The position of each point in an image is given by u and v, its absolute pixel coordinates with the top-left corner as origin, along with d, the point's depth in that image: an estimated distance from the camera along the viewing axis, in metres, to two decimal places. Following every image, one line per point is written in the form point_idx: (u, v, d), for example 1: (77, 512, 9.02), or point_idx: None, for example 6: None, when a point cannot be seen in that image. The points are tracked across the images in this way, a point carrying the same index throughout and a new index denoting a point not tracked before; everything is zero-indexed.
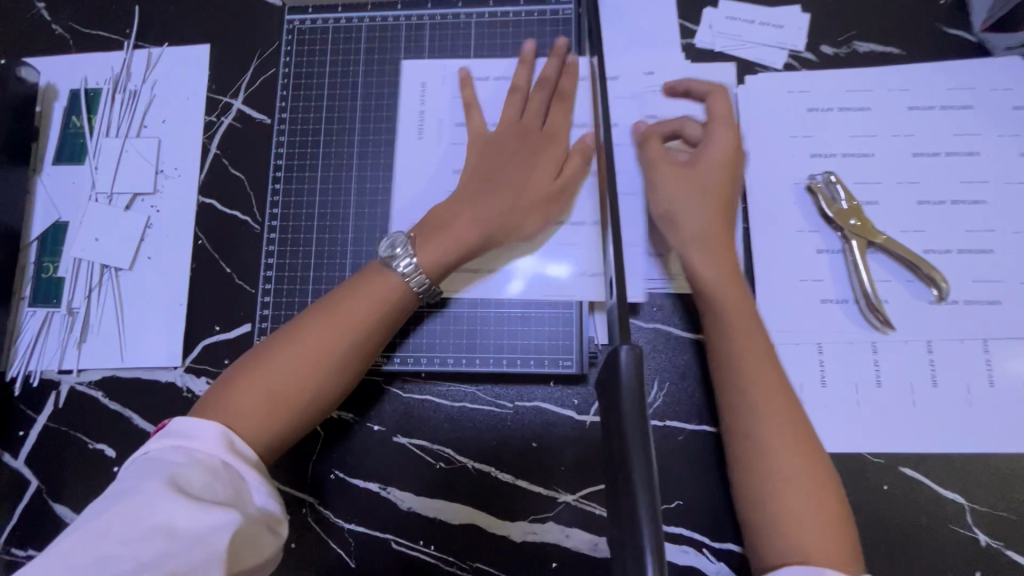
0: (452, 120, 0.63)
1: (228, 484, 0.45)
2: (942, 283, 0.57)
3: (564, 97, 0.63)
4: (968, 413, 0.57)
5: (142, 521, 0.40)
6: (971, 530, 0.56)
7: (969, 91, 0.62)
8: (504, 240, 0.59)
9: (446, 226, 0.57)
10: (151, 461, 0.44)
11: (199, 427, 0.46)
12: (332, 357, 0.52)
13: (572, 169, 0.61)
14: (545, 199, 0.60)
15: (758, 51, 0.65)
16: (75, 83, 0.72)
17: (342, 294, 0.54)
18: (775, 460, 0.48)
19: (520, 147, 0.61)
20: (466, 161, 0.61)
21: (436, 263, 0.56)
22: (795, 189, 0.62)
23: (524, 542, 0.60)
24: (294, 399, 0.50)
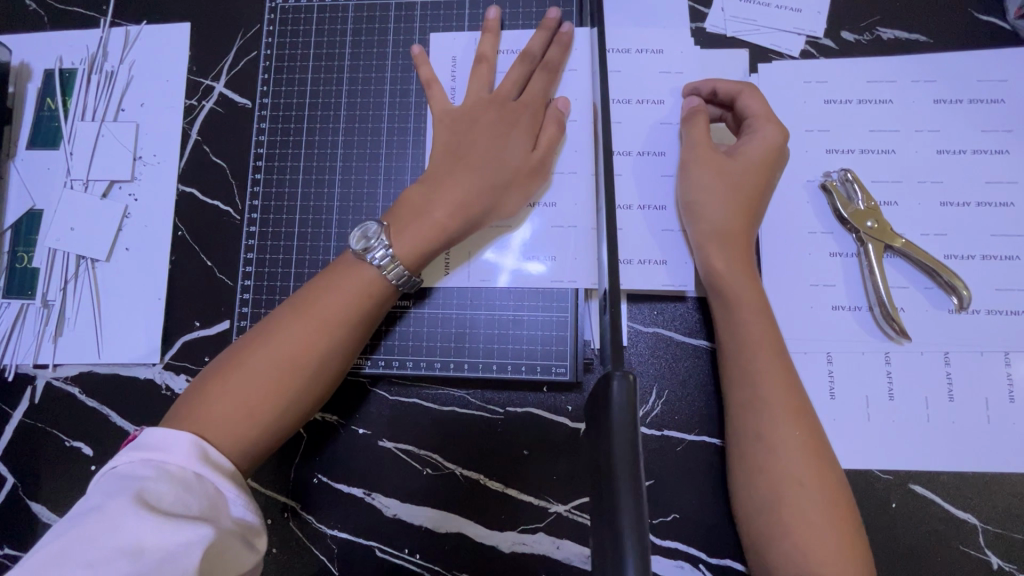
0: (438, 96, 0.60)
1: (203, 498, 0.42)
2: (963, 291, 0.53)
3: (546, 67, 0.59)
4: (985, 430, 0.53)
5: (109, 541, 0.38)
6: (982, 552, 0.53)
7: (1000, 83, 0.58)
8: (482, 219, 0.55)
9: (422, 214, 0.53)
10: (121, 476, 0.42)
11: (169, 437, 0.44)
12: (308, 357, 0.49)
13: (548, 138, 0.57)
14: (524, 173, 0.56)
15: (773, 37, 0.61)
16: (50, 63, 0.69)
17: (317, 289, 0.51)
18: (778, 463, 0.46)
19: (494, 121, 0.56)
20: (449, 138, 0.57)
21: (413, 251, 0.52)
22: (808, 188, 0.58)
23: (513, 552, 0.57)
24: (267, 404, 0.47)
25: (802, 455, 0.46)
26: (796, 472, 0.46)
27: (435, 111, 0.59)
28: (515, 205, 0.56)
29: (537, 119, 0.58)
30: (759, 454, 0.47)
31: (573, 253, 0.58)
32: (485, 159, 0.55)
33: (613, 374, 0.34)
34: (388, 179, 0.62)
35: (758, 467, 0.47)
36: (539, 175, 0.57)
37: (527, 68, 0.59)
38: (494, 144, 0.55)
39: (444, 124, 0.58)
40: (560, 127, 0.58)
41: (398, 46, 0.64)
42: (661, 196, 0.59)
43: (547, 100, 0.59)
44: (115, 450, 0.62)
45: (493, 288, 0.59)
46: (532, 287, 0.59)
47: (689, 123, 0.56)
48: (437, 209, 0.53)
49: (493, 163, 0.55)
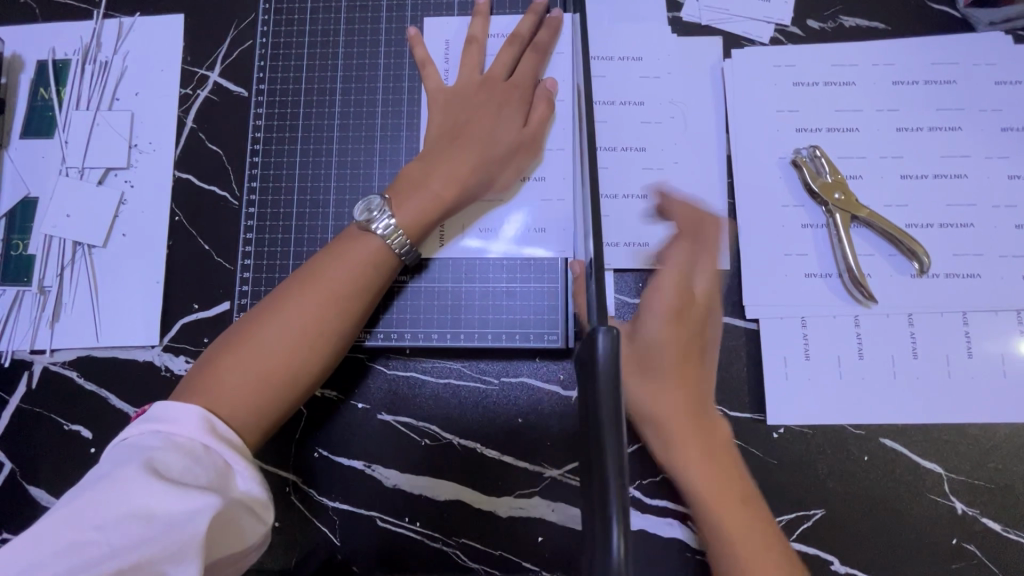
0: (432, 77, 0.63)
1: (211, 468, 0.43)
2: (923, 256, 0.57)
3: (537, 49, 0.62)
4: (947, 385, 0.57)
5: (119, 505, 0.39)
6: (948, 499, 0.57)
7: (952, 66, 0.62)
8: (476, 192, 0.58)
9: (422, 185, 0.56)
10: (132, 445, 0.43)
11: (177, 409, 0.45)
12: (316, 328, 0.51)
13: (538, 115, 0.60)
14: (517, 149, 0.60)
15: (745, 25, 0.65)
16: (43, 54, 0.70)
17: (321, 264, 0.53)
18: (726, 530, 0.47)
19: (485, 100, 0.60)
20: (445, 118, 0.60)
21: (415, 222, 0.55)
22: (781, 165, 0.62)
23: (510, 517, 0.60)
24: (277, 375, 0.49)
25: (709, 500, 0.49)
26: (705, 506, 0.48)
27: (428, 90, 0.62)
28: (507, 181, 0.61)
29: (526, 96, 0.61)
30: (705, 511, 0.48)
31: (563, 227, 0.62)
32: (479, 135, 0.58)
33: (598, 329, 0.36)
34: (383, 161, 0.64)
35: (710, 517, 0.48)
36: (530, 153, 0.61)
37: (517, 49, 0.62)
38: (488, 121, 0.59)
39: (438, 102, 0.61)
40: (549, 105, 0.61)
41: (391, 34, 0.66)
42: (644, 175, 0.62)
43: (538, 79, 0.62)
44: (115, 432, 0.63)
45: (486, 261, 0.62)
46: (524, 257, 0.62)
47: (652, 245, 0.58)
48: (436, 181, 0.56)
49: (486, 139, 0.58)
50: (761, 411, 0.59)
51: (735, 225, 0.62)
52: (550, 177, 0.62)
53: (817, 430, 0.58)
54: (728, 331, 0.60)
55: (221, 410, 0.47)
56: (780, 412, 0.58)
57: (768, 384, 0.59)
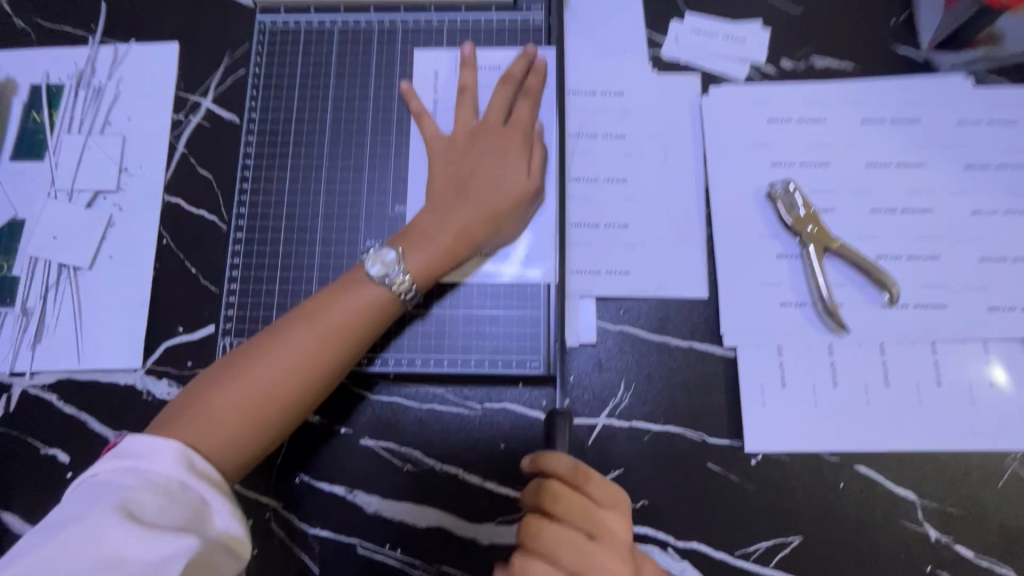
0: (430, 127, 0.64)
1: (187, 507, 0.43)
2: (892, 287, 0.60)
3: (528, 93, 0.63)
4: (918, 412, 0.59)
5: (92, 550, 0.39)
6: (921, 526, 0.58)
7: (917, 106, 0.65)
8: (486, 243, 0.60)
9: (430, 237, 0.57)
10: (104, 485, 0.43)
11: (155, 444, 0.45)
12: (310, 368, 0.52)
13: (538, 162, 0.61)
14: (522, 199, 0.59)
15: (722, 63, 0.68)
16: (36, 78, 0.71)
17: (322, 302, 0.54)
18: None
19: (486, 147, 0.60)
20: (451, 168, 0.61)
21: (423, 272, 0.57)
22: (757, 197, 0.64)
23: (491, 543, 0.60)
24: (264, 412, 0.50)
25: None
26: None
27: (426, 141, 0.63)
28: (516, 226, 0.61)
29: (526, 140, 0.61)
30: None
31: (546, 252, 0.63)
32: (486, 185, 0.59)
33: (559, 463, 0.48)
34: (371, 188, 0.66)
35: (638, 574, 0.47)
36: (536, 199, 0.61)
37: (511, 91, 0.63)
38: (491, 169, 0.59)
39: (439, 150, 0.62)
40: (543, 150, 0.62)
41: (380, 66, 0.68)
42: (624, 204, 0.64)
43: (533, 121, 0.63)
44: (93, 456, 0.63)
45: (471, 288, 0.63)
46: (508, 284, 0.63)
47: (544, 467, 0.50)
48: (446, 235, 0.57)
49: (493, 190, 0.59)
50: (739, 437, 0.60)
51: (713, 254, 0.64)
52: None
53: (794, 455, 0.59)
54: (707, 358, 0.62)
55: (204, 445, 0.47)
56: (758, 439, 0.59)
57: (746, 410, 0.60)
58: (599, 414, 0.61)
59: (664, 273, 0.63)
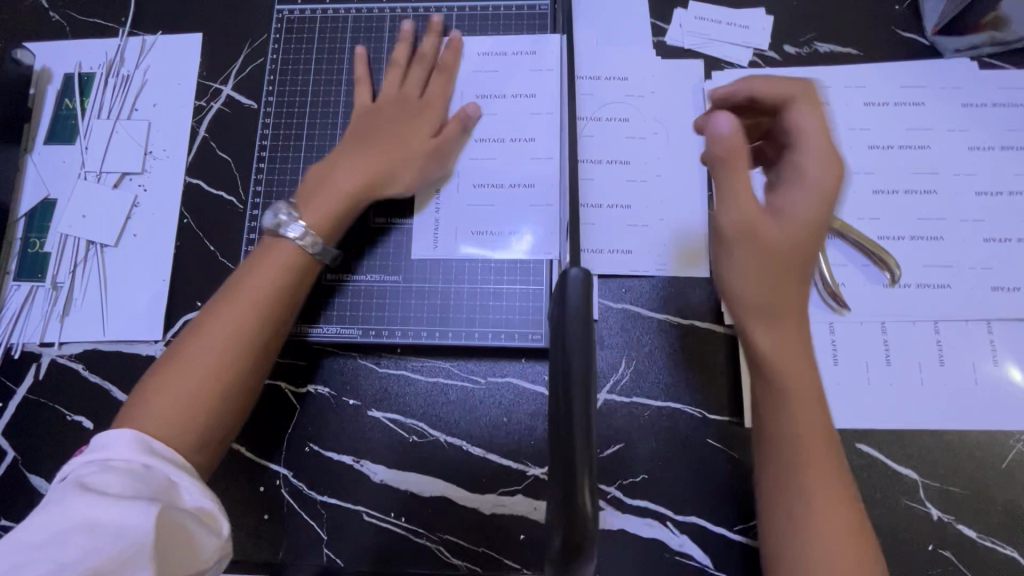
0: (363, 93, 0.67)
1: (151, 483, 0.45)
2: (894, 267, 0.61)
3: (443, 69, 0.67)
4: (920, 391, 0.59)
5: (66, 519, 0.41)
6: (923, 505, 0.58)
7: (921, 89, 0.66)
8: (379, 193, 0.60)
9: (326, 186, 0.58)
10: (71, 477, 0.44)
11: (108, 436, 0.45)
12: (237, 333, 0.51)
13: (449, 129, 0.64)
14: (408, 156, 0.62)
15: (726, 49, 0.69)
16: (69, 67, 0.75)
17: (239, 275, 0.54)
18: (789, 217, 0.45)
19: (394, 112, 0.63)
20: (358, 129, 0.62)
21: (324, 217, 0.57)
22: (758, 178, 0.65)
23: (493, 514, 0.61)
24: (212, 387, 0.49)
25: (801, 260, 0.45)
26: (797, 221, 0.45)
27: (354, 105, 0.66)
28: (408, 183, 0.62)
29: (439, 112, 0.65)
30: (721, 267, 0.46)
31: (550, 229, 0.64)
32: (387, 142, 0.61)
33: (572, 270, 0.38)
34: None
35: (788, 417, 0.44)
36: (436, 159, 0.64)
37: (427, 68, 0.67)
38: (386, 131, 0.62)
39: (358, 113, 0.65)
40: (461, 127, 0.65)
41: (392, 51, 0.71)
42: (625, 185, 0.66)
43: (446, 97, 0.66)
44: (116, 423, 0.66)
45: (475, 264, 0.65)
46: (511, 261, 0.65)
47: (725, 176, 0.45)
48: (347, 183, 0.58)
49: (388, 147, 0.61)
50: (739, 414, 0.61)
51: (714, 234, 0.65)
52: (538, 187, 0.66)
53: None
54: (708, 336, 0.63)
55: (156, 428, 0.46)
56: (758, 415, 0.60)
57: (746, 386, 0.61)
58: (601, 389, 0.62)
59: (665, 253, 0.64)
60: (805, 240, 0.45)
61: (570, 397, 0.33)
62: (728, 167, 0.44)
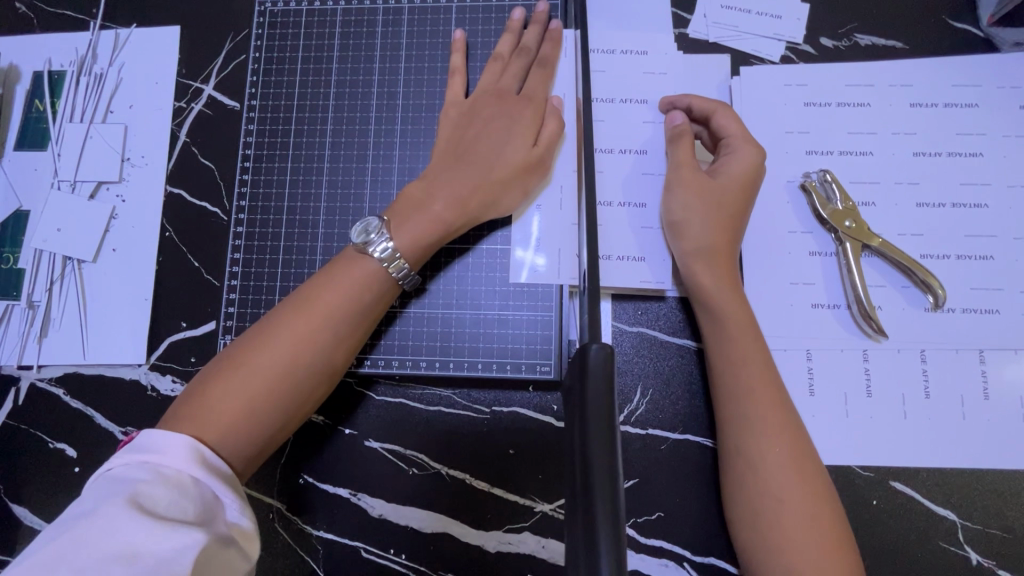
0: (454, 88, 0.61)
1: (198, 502, 0.41)
2: (938, 289, 0.54)
3: (543, 63, 0.60)
4: (962, 426, 0.54)
5: (103, 545, 0.37)
6: (962, 548, 0.53)
7: (973, 88, 0.59)
8: (482, 216, 0.57)
9: (422, 208, 0.54)
10: (116, 480, 0.41)
11: (164, 440, 0.43)
12: (303, 353, 0.49)
13: (548, 135, 0.57)
14: (530, 168, 0.57)
15: (755, 42, 0.62)
16: (39, 65, 0.69)
17: (318, 288, 0.51)
18: (690, 229, 0.54)
19: (498, 114, 0.58)
20: (456, 139, 0.58)
21: (414, 243, 0.53)
22: (789, 189, 0.59)
23: (499, 552, 0.57)
24: (267, 406, 0.48)
25: (727, 279, 0.53)
26: (706, 239, 0.53)
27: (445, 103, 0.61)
28: (513, 202, 0.58)
29: (538, 114, 0.58)
30: (671, 236, 0.56)
31: (558, 249, 0.60)
32: (484, 155, 0.56)
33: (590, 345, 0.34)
34: (375, 179, 0.63)
35: (737, 446, 0.49)
36: (540, 172, 0.58)
37: (525, 62, 0.60)
38: (494, 138, 0.57)
39: (451, 115, 0.60)
40: (559, 122, 0.58)
41: (385, 49, 0.65)
42: (642, 196, 0.60)
43: (546, 96, 0.60)
44: (99, 451, 0.62)
45: (479, 286, 0.60)
46: (517, 285, 0.60)
47: (673, 143, 0.57)
48: (437, 203, 0.54)
49: (490, 159, 0.56)
50: None
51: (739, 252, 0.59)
52: (547, 204, 0.60)
53: None
54: None
55: (210, 437, 0.45)
56: None
57: None
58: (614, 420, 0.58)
59: None
60: (721, 231, 0.54)
61: (589, 457, 0.30)
62: (680, 140, 0.57)
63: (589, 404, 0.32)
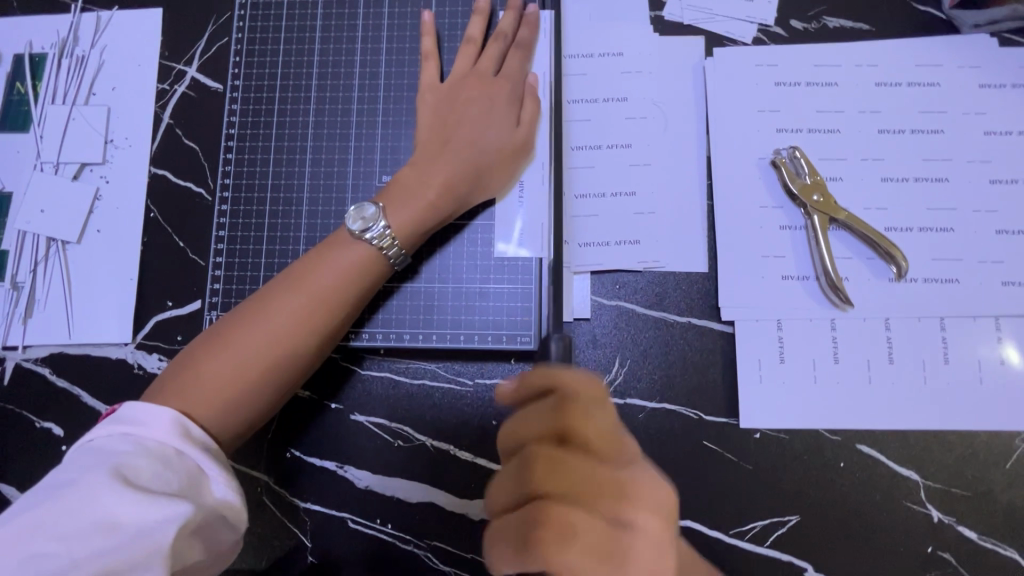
0: (429, 71, 0.62)
1: (181, 472, 0.42)
2: (901, 260, 0.57)
3: (521, 46, 0.62)
4: (924, 391, 0.57)
5: (86, 513, 0.38)
6: (924, 506, 0.56)
7: (936, 68, 0.61)
8: (472, 198, 0.58)
9: (415, 193, 0.56)
10: (99, 449, 0.42)
11: (151, 411, 0.44)
12: (295, 332, 0.50)
13: (529, 115, 0.60)
14: (514, 148, 0.59)
15: (728, 25, 0.64)
16: (19, 47, 0.69)
17: (311, 267, 0.52)
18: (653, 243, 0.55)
19: (478, 95, 0.59)
20: (441, 121, 0.59)
21: (405, 227, 0.55)
22: (760, 166, 0.61)
23: (483, 520, 0.59)
24: (257, 380, 0.49)
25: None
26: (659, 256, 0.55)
27: (422, 87, 0.62)
28: (502, 182, 0.60)
29: (516, 92, 0.60)
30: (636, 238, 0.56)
31: (539, 226, 0.61)
32: (471, 138, 0.57)
33: None
34: (358, 159, 0.64)
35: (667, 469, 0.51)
36: (522, 155, 0.60)
37: (503, 46, 0.62)
38: (476, 120, 0.58)
39: (431, 100, 0.61)
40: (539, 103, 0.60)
41: (368, 31, 0.65)
42: (620, 173, 0.62)
43: (524, 75, 0.61)
44: (85, 430, 0.63)
45: (461, 261, 0.62)
46: (497, 259, 0.61)
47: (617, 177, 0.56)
48: (430, 190, 0.56)
49: (476, 143, 0.57)
50: (736, 415, 0.58)
51: (713, 227, 0.61)
52: (529, 182, 0.61)
53: (793, 435, 0.57)
54: (706, 335, 0.60)
55: (197, 406, 0.46)
56: (755, 416, 0.58)
57: (742, 386, 0.58)
58: None
59: (661, 247, 0.61)
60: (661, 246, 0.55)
61: None
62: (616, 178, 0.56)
63: None
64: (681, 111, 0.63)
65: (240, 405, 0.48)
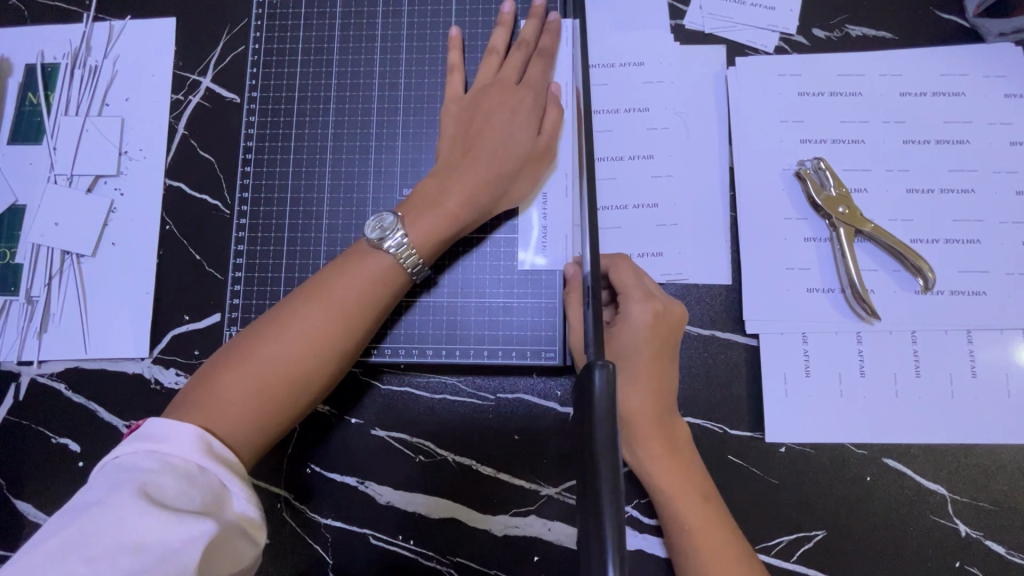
0: (454, 84, 0.61)
1: (206, 491, 0.42)
2: (928, 273, 0.56)
3: (543, 54, 0.61)
4: (951, 404, 0.56)
5: (113, 535, 0.37)
6: (952, 521, 0.56)
7: (960, 77, 0.61)
8: (494, 207, 0.58)
9: (437, 204, 0.55)
10: (124, 468, 0.41)
11: (173, 428, 0.43)
12: (317, 345, 0.49)
13: (551, 123, 0.59)
14: (536, 157, 0.58)
15: (750, 34, 0.63)
16: (31, 57, 0.68)
17: (331, 279, 0.52)
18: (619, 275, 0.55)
19: (501, 103, 0.58)
20: (464, 131, 0.58)
21: (427, 238, 0.54)
22: (784, 177, 0.61)
23: (506, 535, 0.59)
24: (279, 395, 0.48)
25: (649, 361, 0.52)
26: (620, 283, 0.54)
27: (446, 100, 0.61)
28: (525, 190, 0.59)
29: (539, 100, 0.59)
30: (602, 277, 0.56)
31: (562, 239, 0.61)
32: (495, 147, 0.56)
33: (595, 366, 0.32)
34: (378, 171, 0.63)
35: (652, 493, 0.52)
36: (543, 162, 0.59)
37: (525, 54, 0.61)
38: (498, 130, 0.57)
39: (453, 111, 0.60)
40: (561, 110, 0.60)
41: (386, 41, 0.65)
42: (642, 185, 0.61)
43: (546, 83, 0.61)
44: (102, 446, 0.62)
45: (483, 274, 0.61)
46: (521, 272, 0.61)
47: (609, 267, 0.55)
48: (452, 200, 0.55)
49: (500, 151, 0.56)
50: (761, 429, 0.58)
51: (737, 239, 0.60)
52: (552, 192, 0.61)
53: (819, 449, 0.57)
54: (730, 348, 0.59)
55: (220, 423, 0.45)
56: (780, 430, 0.57)
57: (768, 401, 0.58)
58: None
59: (684, 259, 0.60)
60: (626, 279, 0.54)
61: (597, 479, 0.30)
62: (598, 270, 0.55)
63: (596, 431, 0.31)
64: (703, 121, 0.62)
65: (264, 420, 0.47)
